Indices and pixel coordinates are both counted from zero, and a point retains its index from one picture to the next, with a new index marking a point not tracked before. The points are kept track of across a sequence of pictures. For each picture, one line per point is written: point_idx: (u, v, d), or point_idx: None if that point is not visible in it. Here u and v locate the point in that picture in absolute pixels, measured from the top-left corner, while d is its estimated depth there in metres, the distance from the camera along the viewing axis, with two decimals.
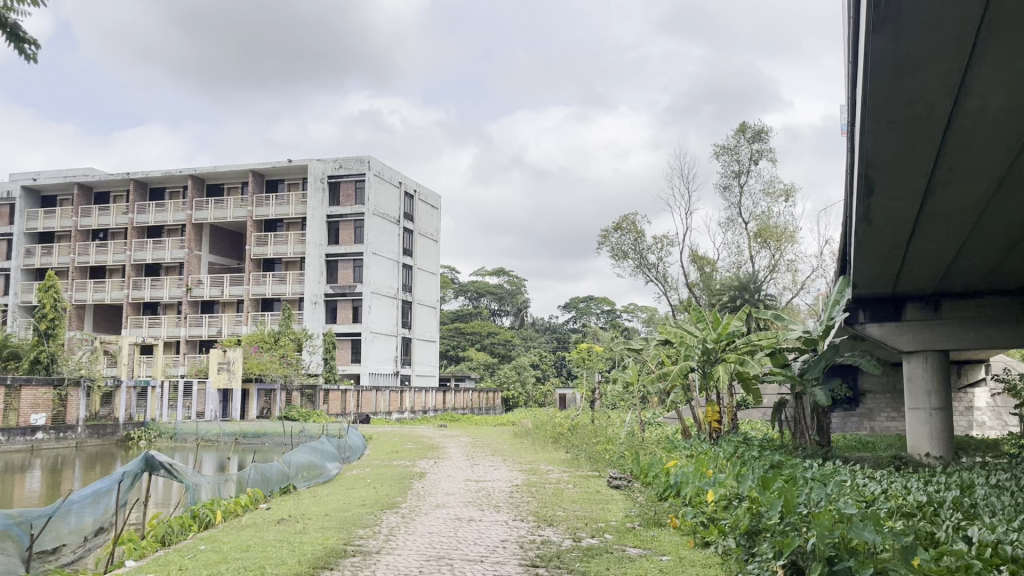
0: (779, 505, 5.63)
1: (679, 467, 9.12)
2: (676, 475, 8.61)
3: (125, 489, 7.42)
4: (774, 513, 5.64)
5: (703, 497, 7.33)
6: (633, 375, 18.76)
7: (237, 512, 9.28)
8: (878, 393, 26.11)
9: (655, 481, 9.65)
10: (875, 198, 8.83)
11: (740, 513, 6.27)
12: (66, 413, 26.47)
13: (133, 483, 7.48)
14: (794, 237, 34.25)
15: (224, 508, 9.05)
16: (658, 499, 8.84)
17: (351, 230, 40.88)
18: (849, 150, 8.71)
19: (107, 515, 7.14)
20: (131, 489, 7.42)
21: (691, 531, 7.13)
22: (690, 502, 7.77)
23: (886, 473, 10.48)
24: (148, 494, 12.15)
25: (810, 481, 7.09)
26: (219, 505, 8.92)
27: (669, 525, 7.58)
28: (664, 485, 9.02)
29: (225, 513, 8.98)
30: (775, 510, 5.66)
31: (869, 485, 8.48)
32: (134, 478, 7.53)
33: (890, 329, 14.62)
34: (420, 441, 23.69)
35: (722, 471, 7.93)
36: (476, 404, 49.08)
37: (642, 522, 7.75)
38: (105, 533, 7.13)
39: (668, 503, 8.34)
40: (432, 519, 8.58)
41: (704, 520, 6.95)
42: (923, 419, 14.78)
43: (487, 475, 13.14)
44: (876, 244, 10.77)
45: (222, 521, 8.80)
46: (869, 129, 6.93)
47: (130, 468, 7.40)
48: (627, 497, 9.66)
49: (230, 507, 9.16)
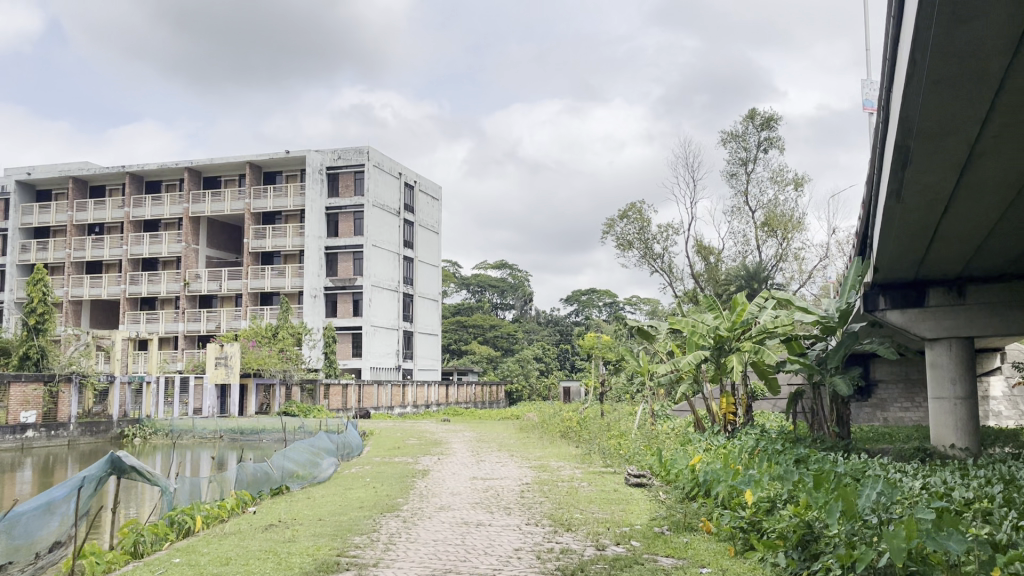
0: (840, 510, 5.10)
1: (706, 463, 8.46)
2: (704, 473, 7.97)
3: (88, 496, 6.84)
4: (833, 522, 5.10)
5: (744, 497, 6.61)
6: (643, 368, 18.12)
7: (223, 517, 8.66)
8: (890, 383, 25.51)
9: (678, 479, 9.01)
10: (909, 171, 8.25)
11: (790, 519, 5.65)
12: (57, 411, 25.46)
13: (95, 490, 6.83)
14: (802, 226, 33.57)
15: (207, 514, 8.42)
16: (685, 499, 8.19)
17: (351, 221, 40.14)
18: (885, 117, 8.13)
19: (64, 526, 6.55)
20: (95, 496, 6.83)
21: (731, 539, 6.43)
22: (723, 502, 7.14)
23: (920, 467, 9.78)
24: (137, 500, 11.53)
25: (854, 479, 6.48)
26: (200, 511, 8.31)
27: (701, 529, 6.96)
28: (690, 483, 8.38)
29: (207, 519, 8.36)
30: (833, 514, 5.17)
31: (909, 481, 7.81)
32: (95, 485, 6.84)
33: (913, 316, 14.00)
34: (423, 436, 23.07)
35: (759, 469, 7.27)
36: (479, 398, 48.37)
37: (670, 526, 7.12)
38: (61, 547, 6.55)
39: (697, 502, 7.70)
40: (436, 523, 7.96)
41: (746, 525, 6.25)
42: (948, 409, 14.09)
43: (495, 473, 12.50)
44: (904, 224, 10.17)
45: (204, 528, 8.18)
46: (914, 90, 6.35)
47: (94, 472, 6.80)
48: (647, 497, 9.02)
49: (213, 512, 8.53)
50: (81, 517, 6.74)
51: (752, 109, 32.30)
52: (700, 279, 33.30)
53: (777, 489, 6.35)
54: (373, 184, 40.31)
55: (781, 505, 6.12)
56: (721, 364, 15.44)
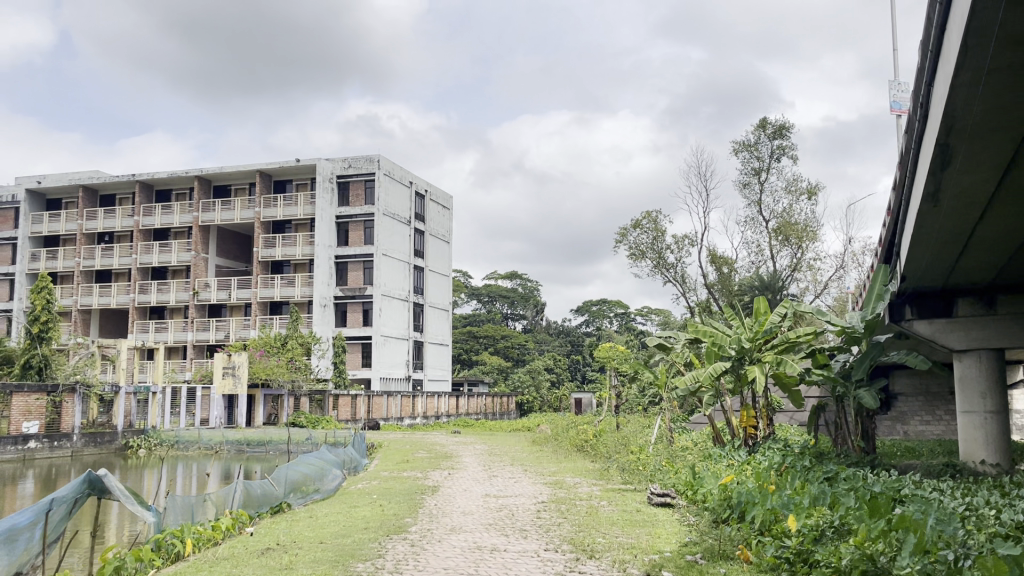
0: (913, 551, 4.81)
1: (739, 483, 7.98)
2: (738, 495, 7.51)
3: (60, 520, 6.60)
4: (905, 560, 4.84)
5: (788, 526, 6.17)
6: (661, 379, 17.65)
7: (216, 540, 8.34)
8: (910, 396, 24.93)
9: (708, 499, 8.55)
10: (949, 172, 7.81)
11: (846, 549, 5.29)
12: (60, 422, 25.11)
13: (66, 514, 6.58)
14: (817, 235, 33.00)
15: (198, 537, 8.08)
16: (716, 522, 7.72)
17: (361, 230, 39.76)
18: (924, 114, 7.70)
19: (28, 555, 6.27)
20: (65, 521, 6.58)
21: (775, 572, 5.93)
22: (761, 529, 6.69)
23: (958, 488, 9.27)
24: (132, 521, 11.11)
25: (906, 503, 6.05)
26: (190, 534, 7.97)
27: (738, 557, 6.47)
28: (722, 506, 7.89)
29: (198, 543, 8.02)
30: (907, 538, 5.08)
31: (950, 502, 7.34)
32: (66, 508, 6.58)
33: (941, 327, 13.50)
34: (433, 449, 22.62)
35: (806, 490, 6.87)
36: (491, 409, 47.76)
37: (704, 555, 6.63)
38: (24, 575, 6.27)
39: (730, 527, 7.23)
40: (448, 548, 7.51)
41: (792, 557, 5.80)
42: (978, 424, 13.53)
43: (509, 490, 12.02)
44: (938, 229, 9.70)
45: (194, 552, 7.87)
46: (963, 81, 5.95)
47: (66, 494, 6.53)
48: (675, 518, 8.58)
49: (205, 535, 8.19)
50: (49, 545, 6.49)
51: (764, 118, 31.83)
52: (713, 290, 32.78)
53: (828, 516, 5.96)
54: (384, 193, 39.89)
55: (830, 535, 5.70)
56: (742, 375, 14.93)
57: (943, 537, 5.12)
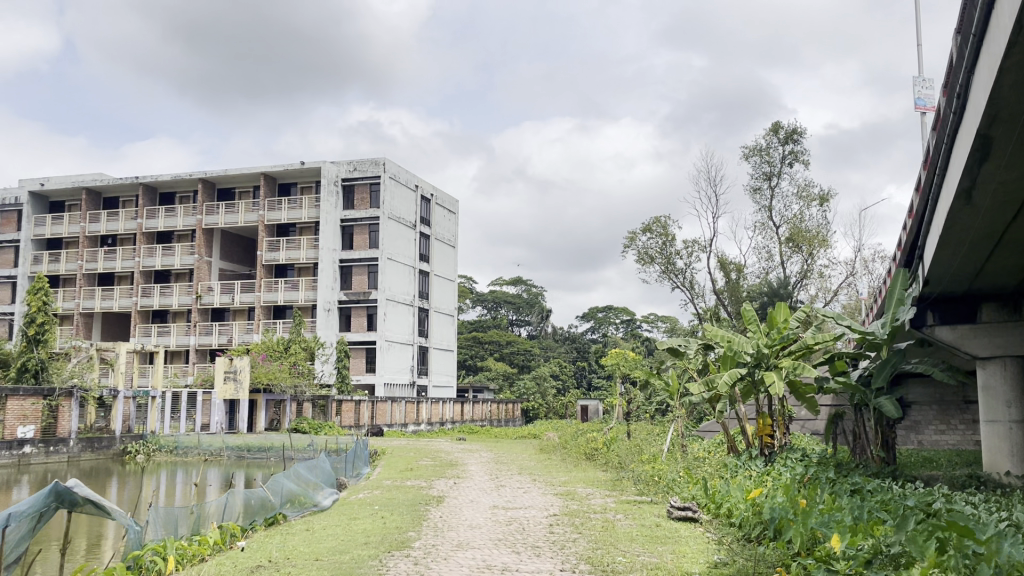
0: None
1: (769, 499, 7.59)
2: (772, 511, 7.14)
3: (21, 539, 6.24)
4: None
5: (833, 548, 5.84)
6: (673, 387, 17.18)
7: (202, 555, 7.93)
8: (924, 406, 24.49)
9: (736, 515, 8.08)
10: (986, 168, 7.38)
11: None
12: (57, 426, 24.73)
13: (27, 531, 6.23)
14: (828, 242, 32.51)
15: (183, 553, 7.69)
16: (748, 541, 7.32)
17: (365, 234, 39.30)
18: (960, 105, 7.29)
19: None
20: (26, 538, 6.22)
21: None
22: (798, 550, 6.33)
23: (991, 501, 8.87)
24: (109, 537, 10.63)
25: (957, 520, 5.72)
26: (174, 550, 7.57)
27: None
28: (754, 523, 7.56)
29: (183, 559, 7.64)
30: (980, 572, 4.69)
31: (988, 517, 6.98)
32: (27, 525, 6.23)
33: (964, 333, 13.03)
34: (437, 457, 22.22)
35: (845, 506, 6.55)
36: (496, 416, 47.19)
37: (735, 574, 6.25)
38: None
39: (763, 547, 6.85)
40: (455, 567, 7.07)
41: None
42: (1002, 434, 13.06)
43: (517, 501, 11.61)
44: (968, 230, 9.25)
45: (178, 569, 7.48)
46: (1012, 60, 5.56)
47: (28, 509, 6.20)
48: (701, 536, 8.12)
49: (190, 550, 7.79)
50: (7, 565, 6.13)
51: (776, 122, 31.37)
52: (722, 296, 32.31)
53: (883, 542, 5.61)
54: (389, 196, 39.48)
55: (883, 562, 5.40)
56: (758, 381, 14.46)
57: (1016, 565, 4.73)
